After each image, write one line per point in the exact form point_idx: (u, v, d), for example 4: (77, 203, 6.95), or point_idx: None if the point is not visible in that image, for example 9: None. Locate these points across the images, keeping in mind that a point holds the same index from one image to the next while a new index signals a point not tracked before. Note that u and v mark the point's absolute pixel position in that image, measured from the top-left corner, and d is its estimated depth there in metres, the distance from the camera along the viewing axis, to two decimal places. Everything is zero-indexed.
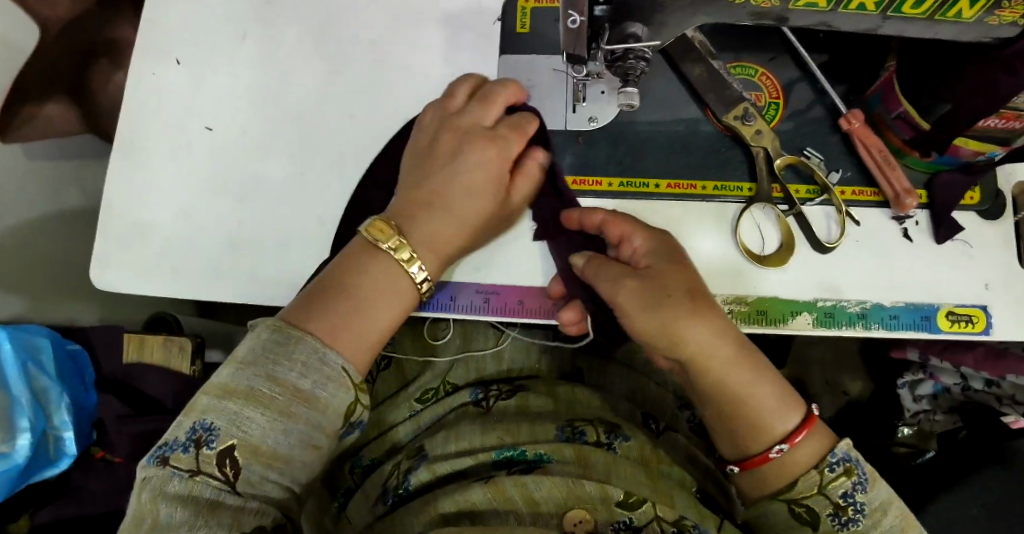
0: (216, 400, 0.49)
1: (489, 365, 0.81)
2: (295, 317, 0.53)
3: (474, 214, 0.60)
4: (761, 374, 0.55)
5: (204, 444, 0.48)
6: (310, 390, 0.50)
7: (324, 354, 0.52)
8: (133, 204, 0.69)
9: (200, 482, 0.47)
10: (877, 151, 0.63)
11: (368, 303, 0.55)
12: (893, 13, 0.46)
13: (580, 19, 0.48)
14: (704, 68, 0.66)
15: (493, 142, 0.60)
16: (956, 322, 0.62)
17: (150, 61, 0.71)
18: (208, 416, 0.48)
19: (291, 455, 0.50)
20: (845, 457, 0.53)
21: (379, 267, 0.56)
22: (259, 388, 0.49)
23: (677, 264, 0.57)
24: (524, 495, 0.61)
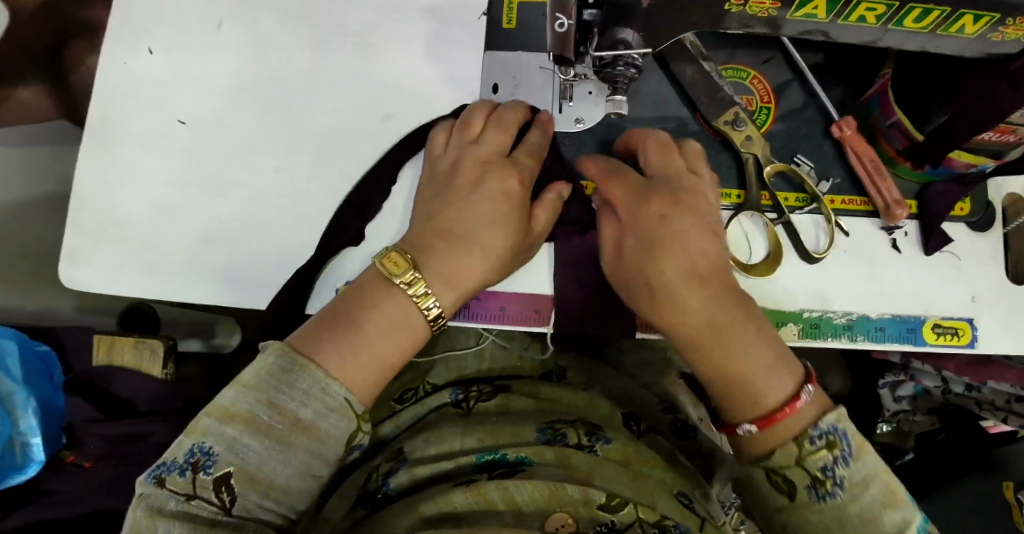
0: (217, 423, 0.48)
1: (469, 363, 0.80)
2: (305, 345, 0.52)
3: (496, 245, 0.58)
4: (752, 349, 0.53)
5: (201, 468, 0.47)
6: (310, 420, 0.49)
7: (327, 384, 0.50)
8: (104, 199, 0.66)
9: (197, 505, 0.46)
10: (868, 160, 0.62)
11: (381, 337, 0.54)
12: (894, 26, 0.44)
13: (567, 22, 0.47)
14: (695, 69, 0.63)
15: (511, 168, 0.60)
16: (942, 334, 0.62)
17: (121, 49, 0.68)
18: (208, 440, 0.47)
19: (289, 485, 0.49)
20: (830, 430, 0.49)
21: (392, 298, 0.55)
22: (260, 414, 0.48)
23: (666, 227, 0.55)
24: (505, 497, 0.57)
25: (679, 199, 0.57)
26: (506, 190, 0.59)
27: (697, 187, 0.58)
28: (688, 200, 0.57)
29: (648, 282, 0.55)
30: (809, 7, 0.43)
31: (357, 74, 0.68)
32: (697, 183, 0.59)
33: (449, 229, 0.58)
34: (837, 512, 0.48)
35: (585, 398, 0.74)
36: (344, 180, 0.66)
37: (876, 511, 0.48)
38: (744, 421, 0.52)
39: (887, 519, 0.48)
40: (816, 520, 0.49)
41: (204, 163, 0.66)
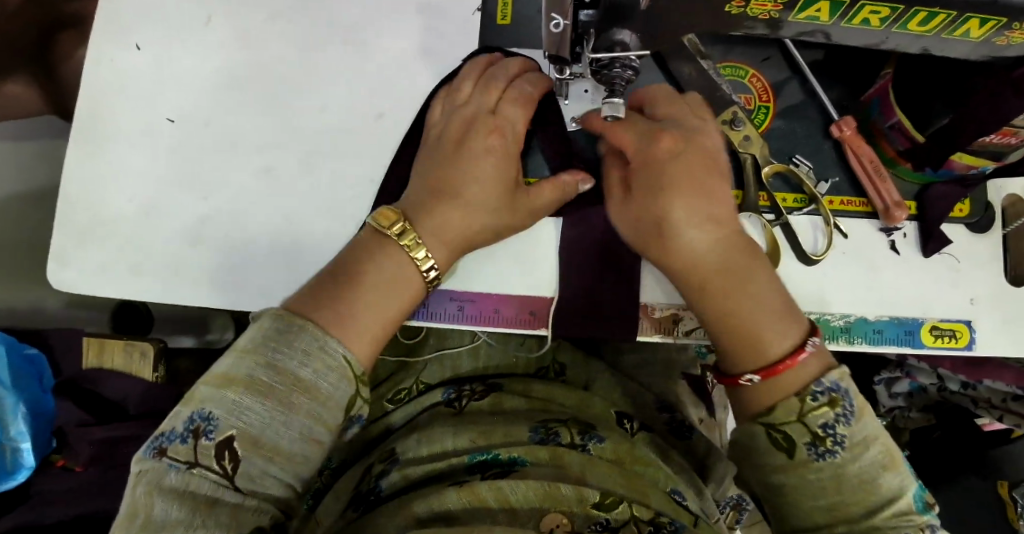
0: (215, 390, 0.46)
1: (464, 362, 0.79)
2: (299, 306, 0.50)
3: (486, 204, 0.58)
4: (762, 288, 0.53)
5: (202, 435, 0.44)
6: (310, 380, 0.47)
7: (326, 342, 0.48)
8: (93, 197, 0.65)
9: (198, 476, 0.44)
10: (867, 162, 0.61)
11: (378, 290, 0.53)
12: (897, 29, 0.43)
13: (563, 23, 0.46)
14: (693, 68, 0.62)
15: (496, 128, 0.59)
16: (940, 336, 0.61)
17: (107, 45, 0.67)
18: (207, 405, 0.45)
19: (293, 450, 0.47)
20: (832, 387, 0.49)
21: (390, 256, 0.54)
22: (259, 376, 0.46)
23: (669, 165, 0.55)
24: (499, 498, 0.57)
25: (692, 140, 0.56)
26: (498, 150, 0.58)
27: (703, 127, 0.57)
28: (699, 139, 0.56)
29: (660, 221, 0.55)
30: (813, 10, 0.42)
31: (348, 71, 0.67)
32: (705, 125, 0.58)
33: (442, 187, 0.58)
34: (836, 473, 0.48)
35: (578, 396, 0.74)
36: (336, 179, 0.65)
37: (874, 472, 0.48)
38: (748, 371, 0.52)
39: (885, 482, 0.48)
40: (814, 480, 0.49)
41: (192, 160, 0.65)
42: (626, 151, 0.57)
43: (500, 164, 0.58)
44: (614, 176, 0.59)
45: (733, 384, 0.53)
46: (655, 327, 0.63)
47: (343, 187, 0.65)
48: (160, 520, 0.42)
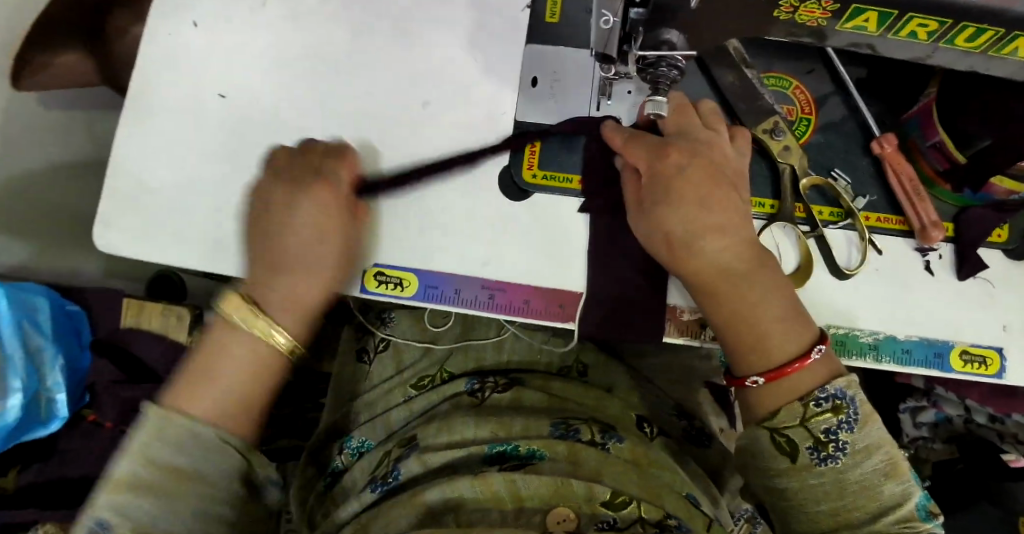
0: (121, 496, 0.50)
1: (487, 354, 0.79)
2: (174, 402, 0.55)
3: (328, 264, 0.60)
4: (767, 302, 0.53)
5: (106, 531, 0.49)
6: (191, 468, 0.52)
7: (194, 427, 0.53)
8: (141, 163, 0.67)
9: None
10: (906, 179, 0.61)
11: (213, 364, 0.56)
12: (945, 44, 0.43)
13: (613, 20, 0.47)
14: (736, 75, 0.63)
15: (327, 184, 0.60)
16: (969, 362, 0.61)
17: (165, 20, 0.70)
18: (109, 516, 0.49)
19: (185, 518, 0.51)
20: (837, 394, 0.50)
21: (239, 341, 0.57)
22: (145, 476, 0.51)
23: (679, 178, 0.55)
24: (511, 490, 0.58)
25: (698, 152, 0.57)
26: (311, 217, 0.60)
27: (713, 141, 0.58)
28: (707, 152, 0.57)
29: (670, 231, 0.55)
30: (860, 20, 0.42)
31: (395, 59, 0.69)
32: (714, 136, 0.58)
33: (271, 259, 0.59)
34: (837, 478, 0.49)
35: (597, 397, 0.74)
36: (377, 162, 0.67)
37: (875, 479, 0.49)
38: (753, 373, 0.53)
39: (886, 489, 0.49)
40: (815, 484, 0.50)
41: (236, 136, 0.67)
42: (640, 167, 0.58)
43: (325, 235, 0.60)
44: (628, 190, 0.59)
45: (738, 385, 0.54)
46: (681, 330, 0.63)
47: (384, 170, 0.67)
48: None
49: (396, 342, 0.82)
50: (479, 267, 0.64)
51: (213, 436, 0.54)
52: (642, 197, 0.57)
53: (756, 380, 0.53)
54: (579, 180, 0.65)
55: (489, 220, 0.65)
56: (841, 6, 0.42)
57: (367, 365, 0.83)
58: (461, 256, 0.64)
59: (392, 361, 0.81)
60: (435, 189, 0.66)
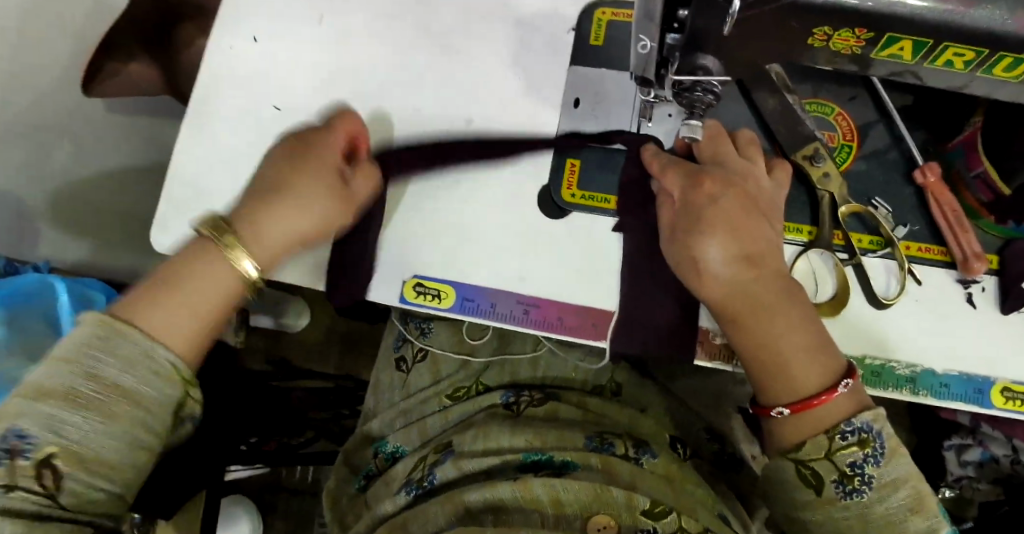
0: (28, 402, 0.42)
1: (523, 369, 0.80)
2: (126, 311, 0.48)
3: (313, 192, 0.58)
4: (790, 332, 0.52)
5: (20, 454, 0.41)
6: (131, 386, 0.45)
7: (153, 349, 0.46)
8: (198, 168, 0.71)
9: (18, 498, 0.41)
10: (950, 210, 0.60)
11: (189, 293, 0.50)
12: (982, 74, 0.43)
13: (650, 45, 0.48)
14: (778, 101, 0.63)
15: (342, 176, 0.61)
16: (1012, 399, 0.59)
17: (225, 39, 0.73)
18: (22, 421, 0.42)
19: (119, 459, 0.44)
20: (863, 428, 0.49)
21: (216, 259, 0.52)
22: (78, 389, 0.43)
23: (712, 209, 0.56)
24: (550, 495, 0.58)
25: (733, 183, 0.57)
26: (314, 195, 0.58)
27: (748, 171, 0.59)
28: (741, 183, 0.57)
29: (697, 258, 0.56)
30: (895, 48, 0.43)
31: (442, 76, 0.71)
32: (750, 168, 0.59)
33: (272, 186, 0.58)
34: (863, 511, 0.48)
35: (633, 415, 0.75)
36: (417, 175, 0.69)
37: (901, 516, 0.48)
38: (778, 404, 0.52)
39: (913, 525, 0.47)
40: (840, 518, 0.49)
41: None
42: (673, 194, 0.59)
43: (306, 204, 0.58)
44: (663, 215, 0.60)
45: (762, 414, 0.54)
46: (711, 353, 0.63)
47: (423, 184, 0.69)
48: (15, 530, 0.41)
49: (434, 353, 0.83)
50: (515, 283, 0.65)
51: (171, 365, 0.47)
52: (675, 226, 0.58)
53: (782, 411, 0.52)
54: (616, 201, 0.66)
55: (525, 237, 0.67)
56: (875, 35, 0.42)
57: (405, 373, 0.84)
58: (498, 272, 0.66)
59: (428, 370, 0.83)
60: (477, 205, 0.67)
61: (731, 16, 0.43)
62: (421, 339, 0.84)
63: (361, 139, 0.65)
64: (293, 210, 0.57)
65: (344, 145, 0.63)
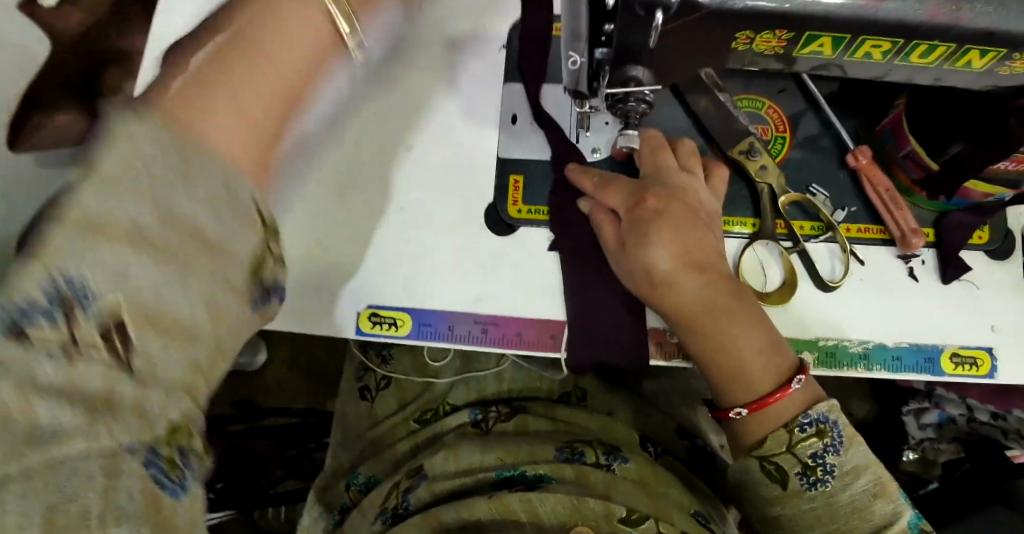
0: (80, 243, 0.29)
1: (489, 385, 0.80)
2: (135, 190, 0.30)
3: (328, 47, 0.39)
4: (747, 336, 0.54)
5: (78, 306, 0.29)
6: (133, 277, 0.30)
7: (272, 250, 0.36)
8: None
9: (85, 361, 0.29)
10: (883, 190, 0.62)
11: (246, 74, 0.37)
12: (900, 62, 0.44)
13: (580, 60, 0.48)
14: (709, 100, 0.64)
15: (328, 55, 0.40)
16: (960, 364, 0.61)
17: (150, 79, 0.71)
18: (81, 266, 0.29)
19: (185, 362, 0.33)
20: (820, 419, 0.51)
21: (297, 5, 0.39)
22: (145, 221, 0.30)
23: (658, 220, 0.57)
24: (528, 511, 0.58)
25: (677, 197, 0.58)
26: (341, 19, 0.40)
27: (689, 185, 0.60)
28: (682, 195, 0.59)
29: (648, 270, 0.56)
30: (816, 45, 0.44)
31: (377, 104, 0.70)
32: (689, 179, 0.60)
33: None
34: (829, 501, 0.49)
35: (604, 421, 0.75)
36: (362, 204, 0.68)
37: (866, 500, 0.49)
38: (738, 405, 0.54)
39: (879, 509, 0.48)
40: (807, 509, 0.50)
41: None
42: (619, 210, 0.59)
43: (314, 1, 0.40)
44: (607, 229, 0.60)
45: (723, 416, 0.55)
46: (672, 352, 0.64)
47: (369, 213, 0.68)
48: (47, 426, 0.28)
49: (397, 379, 0.82)
50: (472, 303, 0.65)
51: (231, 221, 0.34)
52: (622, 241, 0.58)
53: (740, 410, 0.54)
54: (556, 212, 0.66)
55: (479, 255, 0.66)
56: (795, 34, 0.43)
57: (370, 402, 0.82)
58: (454, 294, 0.65)
59: (394, 396, 0.81)
60: (426, 229, 0.66)
61: (656, 29, 0.44)
62: (384, 367, 0.83)
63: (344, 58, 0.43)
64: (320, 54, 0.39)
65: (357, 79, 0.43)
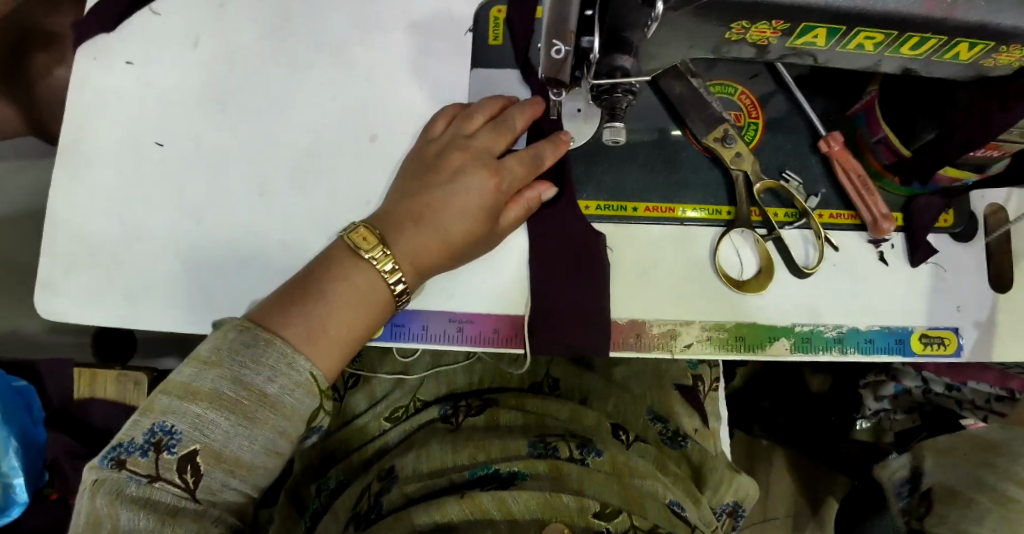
0: (177, 401, 0.46)
1: (459, 377, 0.78)
2: (264, 320, 0.50)
3: (437, 254, 0.58)
4: None
5: (165, 448, 0.45)
6: (276, 396, 0.48)
7: (294, 359, 0.49)
8: (81, 221, 0.64)
9: (160, 489, 0.45)
10: (855, 175, 0.63)
11: (340, 308, 0.52)
12: (891, 53, 0.46)
13: (565, 49, 0.47)
14: (683, 85, 0.63)
15: (434, 210, 0.58)
16: (929, 344, 0.63)
17: (91, 68, 0.66)
18: (168, 417, 0.45)
19: (255, 462, 0.48)
20: None
21: (360, 270, 0.54)
22: (224, 390, 0.46)
23: None
24: (501, 507, 0.56)
25: None
26: (426, 246, 0.57)
27: None
28: None
29: None
30: (810, 36, 0.45)
31: (338, 91, 0.67)
32: None
33: (421, 211, 0.58)
34: None
35: (573, 410, 0.73)
36: (327, 200, 0.65)
37: None
38: None
39: None
40: None
41: (187, 182, 0.65)
42: None
43: (474, 224, 0.58)
44: None
45: None
46: (653, 343, 0.63)
47: (334, 208, 0.64)
48: (127, 528, 0.42)
49: (366, 376, 0.78)
50: (447, 300, 0.63)
51: (308, 375, 0.49)
52: None
53: None
54: None
55: None
56: (791, 25, 0.44)
57: (339, 401, 0.78)
58: (428, 291, 0.63)
59: (364, 395, 0.77)
60: None
61: (654, 19, 0.44)
62: (352, 363, 0.79)
63: (421, 264, 0.57)
64: (433, 240, 0.57)
65: (416, 265, 0.57)
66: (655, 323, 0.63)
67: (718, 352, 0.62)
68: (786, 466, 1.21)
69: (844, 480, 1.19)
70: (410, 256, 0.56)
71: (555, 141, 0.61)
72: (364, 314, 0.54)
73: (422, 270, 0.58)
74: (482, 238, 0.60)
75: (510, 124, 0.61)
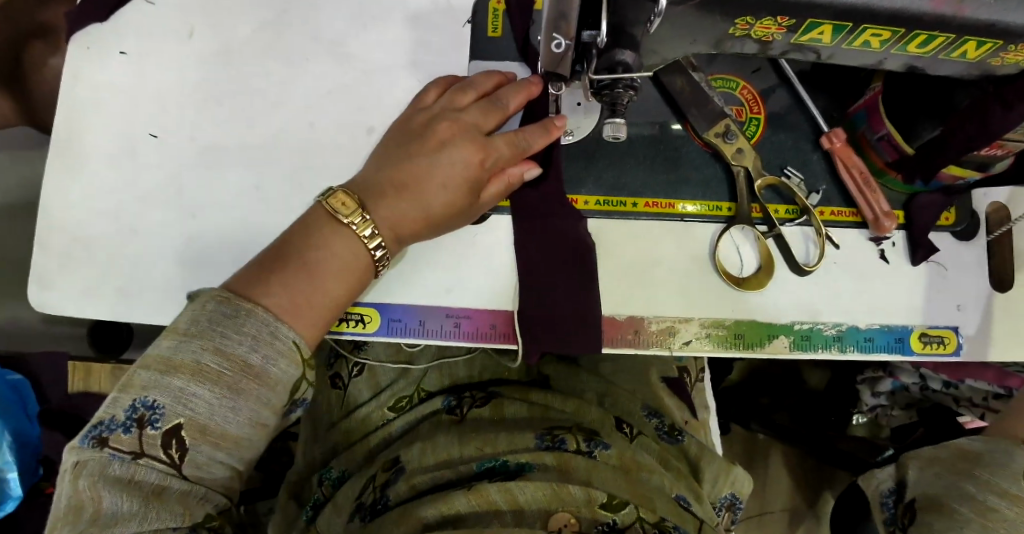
0: (158, 376, 0.45)
1: (460, 369, 0.77)
2: (243, 289, 0.50)
3: (417, 223, 0.57)
4: None
5: (147, 424, 0.44)
6: (260, 366, 0.47)
7: (277, 328, 0.48)
8: (75, 214, 0.63)
9: (144, 465, 0.44)
10: (858, 172, 0.63)
11: (321, 273, 0.52)
12: (897, 51, 0.45)
13: (565, 43, 0.46)
14: (684, 80, 0.63)
15: (416, 180, 0.57)
16: (929, 343, 0.63)
17: (86, 57, 0.65)
18: (150, 393, 0.44)
19: (241, 435, 0.47)
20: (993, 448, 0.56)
21: (339, 236, 0.53)
22: (207, 363, 0.46)
23: None
24: (508, 499, 0.56)
25: None
26: (408, 215, 0.56)
27: None
28: None
29: None
30: (815, 33, 0.44)
31: (335, 83, 0.66)
32: None
33: (404, 183, 0.57)
34: None
35: (577, 402, 0.72)
36: (323, 193, 0.64)
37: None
38: None
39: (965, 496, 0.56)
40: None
41: (181, 174, 0.64)
42: None
43: (453, 196, 0.58)
44: None
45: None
46: (651, 340, 0.62)
47: None
48: (111, 511, 0.42)
49: (370, 365, 0.77)
50: (444, 296, 0.62)
51: (291, 343, 0.49)
52: None
53: None
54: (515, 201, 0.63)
55: (453, 246, 0.63)
56: (795, 22, 0.43)
57: (342, 391, 0.77)
58: (426, 286, 0.62)
59: (366, 384, 0.76)
60: None
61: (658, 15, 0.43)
62: (358, 352, 0.78)
63: (399, 231, 0.57)
64: (412, 210, 0.57)
65: (394, 232, 0.57)
66: (653, 322, 0.62)
67: (717, 350, 0.62)
68: (783, 461, 1.21)
69: (840, 475, 1.19)
70: (388, 223, 0.56)
71: (546, 127, 0.59)
72: (344, 279, 0.53)
73: (399, 237, 0.57)
74: (464, 210, 0.59)
75: (503, 104, 0.60)
